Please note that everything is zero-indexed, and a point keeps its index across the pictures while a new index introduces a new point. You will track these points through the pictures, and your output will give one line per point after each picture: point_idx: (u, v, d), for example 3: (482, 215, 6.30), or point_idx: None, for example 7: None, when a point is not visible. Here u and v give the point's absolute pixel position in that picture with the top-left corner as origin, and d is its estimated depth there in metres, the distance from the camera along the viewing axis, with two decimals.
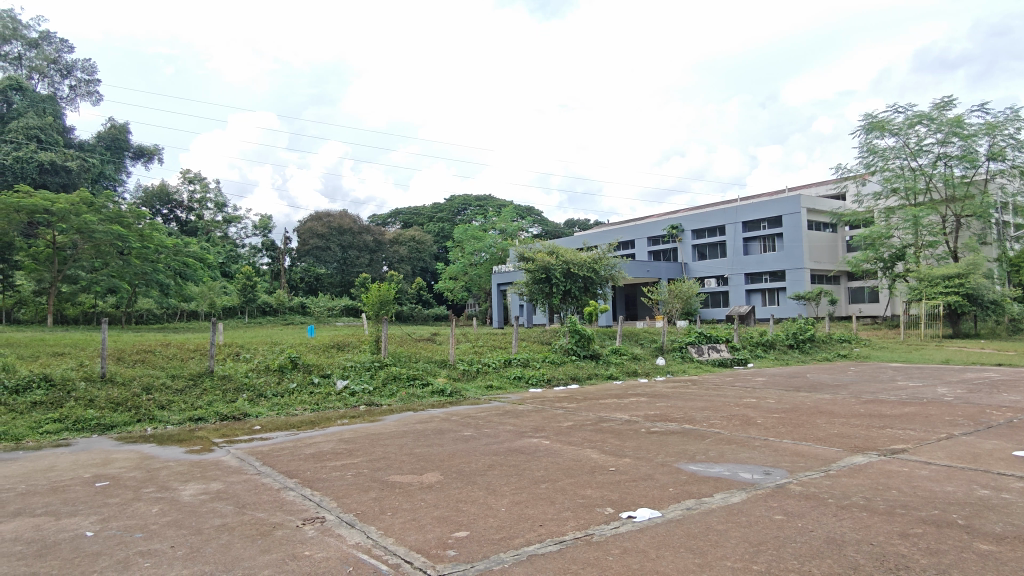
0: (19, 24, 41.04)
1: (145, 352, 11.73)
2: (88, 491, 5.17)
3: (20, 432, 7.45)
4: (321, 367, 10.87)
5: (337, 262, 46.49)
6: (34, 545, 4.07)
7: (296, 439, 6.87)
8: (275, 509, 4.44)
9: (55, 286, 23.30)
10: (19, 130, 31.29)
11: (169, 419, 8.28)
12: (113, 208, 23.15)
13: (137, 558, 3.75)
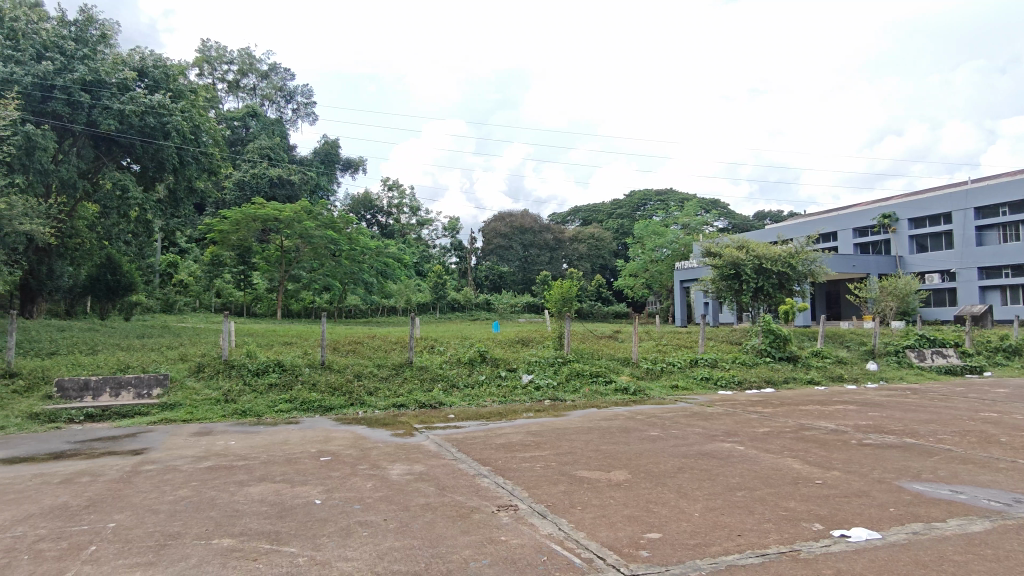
0: (254, 59, 47.86)
1: (355, 343, 13.06)
2: (316, 464, 5.89)
3: (261, 410, 8.74)
4: (508, 361, 11.32)
5: (519, 260, 48.26)
6: (275, 507, 4.73)
7: (487, 429, 7.23)
8: (471, 494, 4.70)
9: (283, 284, 26.79)
10: (255, 151, 36.67)
11: (376, 404, 9.16)
12: (327, 215, 26.11)
13: (357, 527, 4.19)
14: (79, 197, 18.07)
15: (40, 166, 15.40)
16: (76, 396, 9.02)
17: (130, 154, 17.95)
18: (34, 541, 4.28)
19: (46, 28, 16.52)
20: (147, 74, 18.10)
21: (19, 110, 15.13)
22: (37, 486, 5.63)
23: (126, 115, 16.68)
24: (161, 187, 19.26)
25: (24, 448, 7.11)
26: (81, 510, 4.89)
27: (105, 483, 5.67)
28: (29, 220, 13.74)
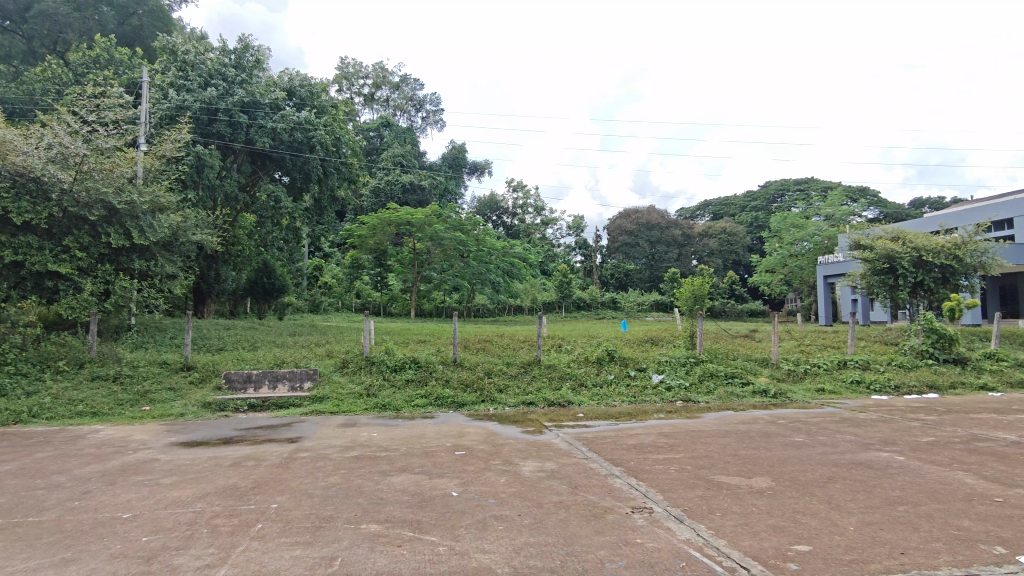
0: (388, 72, 50.57)
1: (485, 341, 13.44)
2: (452, 457, 6.12)
3: (399, 404, 9.24)
4: (637, 360, 11.14)
5: (646, 258, 47.42)
6: (416, 497, 4.97)
7: (617, 429, 7.16)
8: (604, 494, 4.66)
9: (416, 285, 28.00)
10: (388, 159, 38.83)
11: (506, 401, 9.36)
12: (456, 217, 27.11)
13: (493, 521, 4.30)
14: (240, 209, 20.00)
15: (208, 181, 17.29)
16: (240, 386, 10.05)
17: (281, 167, 19.64)
18: (211, 517, 4.81)
19: (211, 57, 18.52)
20: (295, 92, 19.67)
21: (191, 133, 17.07)
22: (211, 468, 6.32)
23: (278, 132, 18.26)
24: (307, 197, 20.85)
25: (200, 433, 8.01)
26: (248, 491, 5.42)
27: (267, 468, 6.24)
28: (201, 231, 15.37)
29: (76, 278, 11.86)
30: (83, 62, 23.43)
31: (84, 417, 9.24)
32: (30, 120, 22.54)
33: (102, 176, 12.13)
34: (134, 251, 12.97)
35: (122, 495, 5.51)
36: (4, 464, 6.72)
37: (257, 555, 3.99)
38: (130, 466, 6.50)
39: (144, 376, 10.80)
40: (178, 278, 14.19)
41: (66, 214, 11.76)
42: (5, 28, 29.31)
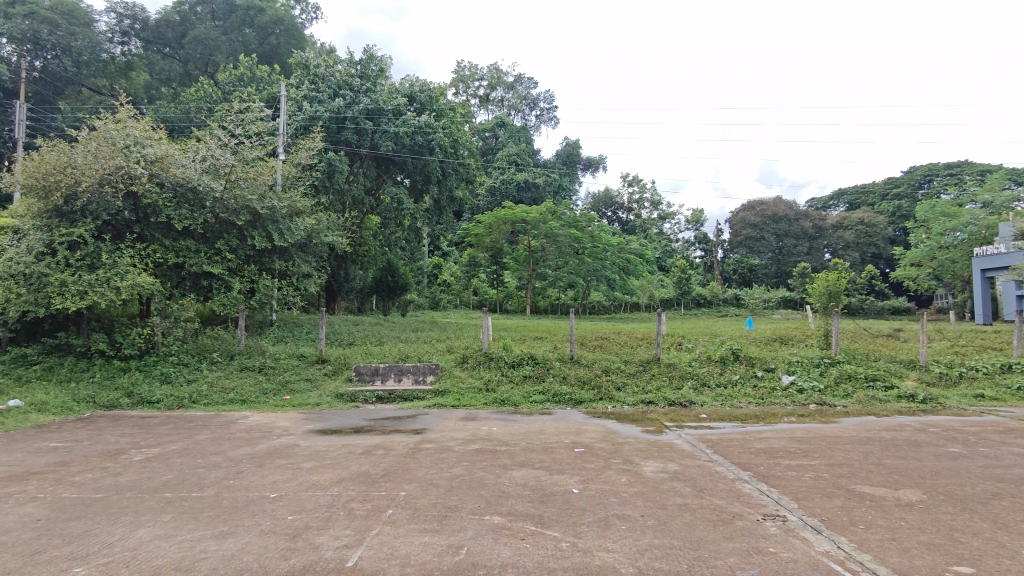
0: (502, 73, 51.43)
1: (603, 338, 13.33)
2: (571, 454, 6.13)
3: (518, 399, 9.39)
4: (764, 360, 10.61)
5: (772, 251, 45.04)
6: (537, 492, 5.02)
7: (744, 432, 6.85)
8: (733, 499, 4.48)
9: (531, 282, 28.33)
10: (504, 158, 39.53)
11: (625, 399, 9.23)
12: (571, 214, 27.04)
13: (616, 520, 4.26)
14: (366, 211, 21.05)
15: (338, 186, 18.45)
16: (368, 378, 10.61)
17: (403, 170, 20.55)
18: (347, 500, 5.13)
19: (339, 70, 19.72)
20: (415, 98, 20.49)
21: (323, 141, 18.30)
22: (346, 455, 6.74)
23: (400, 136, 19.14)
24: (427, 198, 21.60)
25: (334, 422, 8.57)
26: (379, 478, 5.74)
27: (395, 457, 6.56)
28: (332, 233, 16.40)
29: (226, 277, 13.05)
30: (230, 81, 25.77)
31: (234, 404, 10.18)
32: (187, 135, 25.12)
33: (248, 184, 13.32)
34: (275, 253, 14.05)
35: (269, 476, 6.01)
36: (171, 444, 7.55)
37: (389, 539, 4.20)
38: (275, 450, 7.08)
39: (284, 367, 11.72)
40: (312, 277, 15.20)
41: (218, 219, 13.00)
42: (165, 54, 32.84)
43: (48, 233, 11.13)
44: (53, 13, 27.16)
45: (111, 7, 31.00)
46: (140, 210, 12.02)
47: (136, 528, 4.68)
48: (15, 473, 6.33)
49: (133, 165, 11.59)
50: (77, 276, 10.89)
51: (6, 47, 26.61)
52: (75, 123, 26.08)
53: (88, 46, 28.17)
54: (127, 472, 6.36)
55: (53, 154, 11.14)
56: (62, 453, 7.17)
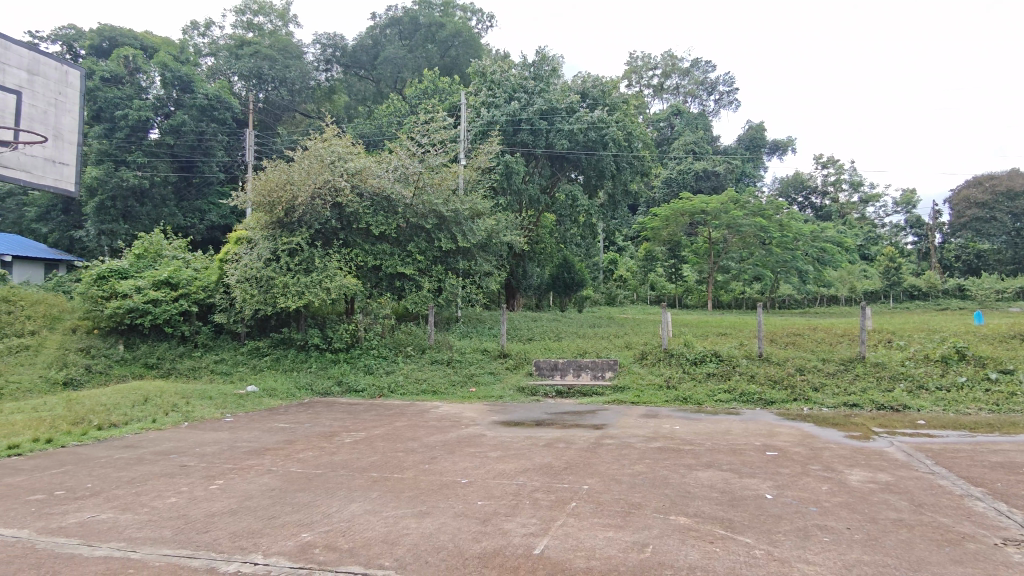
0: (677, 58, 49.80)
1: (795, 335, 12.35)
2: (763, 458, 5.77)
3: (702, 398, 9.05)
4: (999, 361, 9.13)
5: (1007, 234, 38.53)
6: (726, 494, 4.79)
7: (975, 442, 5.96)
8: (961, 518, 3.92)
9: (713, 275, 27.03)
10: (680, 147, 38.27)
11: (824, 401, 8.48)
12: (756, 202, 25.27)
13: (816, 530, 3.94)
14: (542, 210, 21.46)
15: (515, 186, 19.08)
16: (548, 373, 10.83)
17: (577, 167, 20.71)
18: (533, 490, 5.29)
19: (514, 74, 20.38)
20: (588, 94, 20.55)
21: (500, 144, 19.09)
22: (529, 446, 6.96)
23: (574, 133, 19.37)
24: (602, 194, 21.49)
25: (517, 414, 8.90)
26: (562, 471, 5.84)
27: (577, 451, 6.65)
28: (510, 232, 17.01)
29: (417, 277, 14.04)
30: (416, 94, 27.79)
31: (427, 394, 10.99)
32: (380, 149, 27.59)
33: (434, 190, 14.27)
34: (459, 253, 14.78)
35: (460, 463, 6.40)
36: (375, 429, 8.34)
37: (574, 531, 4.27)
38: (465, 439, 7.52)
39: (470, 361, 12.42)
40: (493, 276, 15.71)
41: (408, 224, 14.06)
42: (361, 75, 36.25)
43: (273, 242, 12.79)
44: (272, 51, 31.44)
45: (316, 39, 35.41)
46: (344, 218, 13.41)
47: (350, 502, 5.24)
48: (254, 448, 7.40)
49: (338, 179, 12.98)
50: (296, 279, 12.47)
51: (238, 84, 31.14)
52: (291, 144, 29.89)
53: (299, 76, 32.07)
54: (340, 452, 7.14)
55: (276, 172, 12.79)
56: (289, 432, 8.25)
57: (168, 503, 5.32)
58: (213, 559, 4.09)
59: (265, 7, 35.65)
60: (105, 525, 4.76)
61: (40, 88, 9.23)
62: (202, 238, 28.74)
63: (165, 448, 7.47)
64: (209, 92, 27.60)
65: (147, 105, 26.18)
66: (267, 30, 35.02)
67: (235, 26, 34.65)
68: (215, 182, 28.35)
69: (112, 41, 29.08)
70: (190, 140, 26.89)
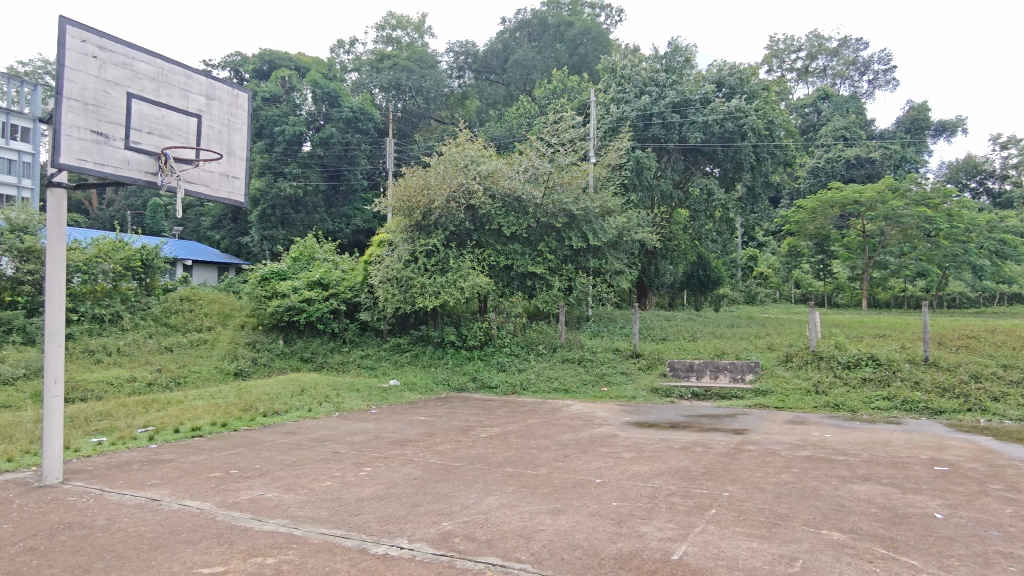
0: (824, 38, 46.36)
1: (969, 337, 11.04)
2: (930, 473, 5.22)
3: (856, 404, 8.36)
4: None
5: None
6: (887, 511, 4.39)
7: None
8: None
9: (868, 271, 24.80)
10: (828, 134, 35.57)
11: (1006, 413, 7.53)
12: (919, 191, 22.82)
13: (998, 557, 3.50)
14: (675, 205, 20.80)
15: (647, 182, 18.73)
16: (683, 374, 10.48)
17: (713, 160, 19.85)
18: (669, 494, 5.16)
19: (644, 67, 19.98)
20: (724, 83, 19.69)
21: (631, 140, 18.78)
22: (665, 449, 6.79)
23: (709, 125, 18.64)
24: (740, 187, 20.47)
25: (652, 415, 8.70)
26: (700, 476, 5.64)
27: (716, 455, 6.39)
28: (641, 229, 16.66)
29: (548, 276, 14.11)
30: (545, 95, 28.05)
31: (559, 393, 11.07)
32: (511, 150, 28.17)
33: (564, 189, 14.28)
34: (589, 251, 14.69)
35: (593, 462, 6.37)
36: (509, 425, 8.52)
37: (714, 538, 4.11)
38: (598, 438, 7.48)
39: (602, 360, 12.35)
40: (624, 274, 15.37)
41: (538, 224, 14.21)
42: (492, 80, 37.06)
43: (412, 243, 13.47)
44: (409, 63, 33.16)
45: (449, 47, 36.90)
46: (477, 219, 13.83)
47: (487, 495, 5.40)
48: (397, 439, 7.84)
49: (471, 181, 13.41)
50: (433, 279, 13.08)
51: (379, 95, 33.20)
52: (427, 150, 31.32)
53: (434, 84, 33.53)
54: (476, 446, 7.38)
55: (414, 178, 13.43)
56: (428, 425, 8.65)
57: (324, 486, 5.78)
58: (363, 540, 4.38)
59: (403, 22, 37.63)
60: (270, 503, 5.25)
61: (203, 127, 7.42)
62: (349, 241, 30.77)
63: (320, 435, 8.13)
64: (354, 105, 29.77)
65: (300, 120, 28.64)
66: (404, 43, 36.94)
67: (376, 41, 36.92)
68: (359, 189, 30.28)
69: (272, 63, 32.03)
70: (338, 151, 29.00)
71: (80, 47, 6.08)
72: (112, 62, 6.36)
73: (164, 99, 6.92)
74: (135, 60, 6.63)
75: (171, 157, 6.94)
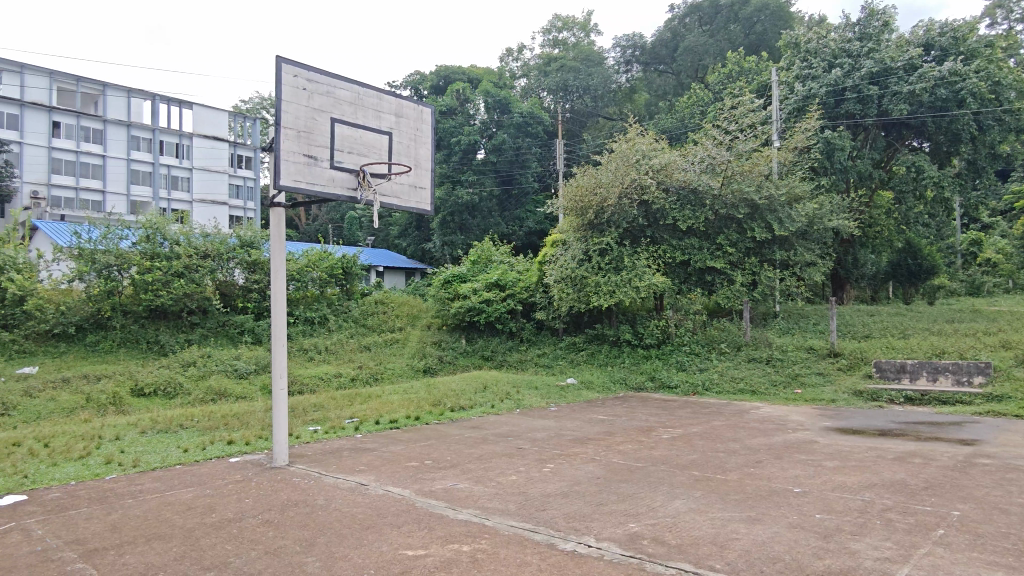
0: None
1: None
2: None
3: None
4: None
5: None
6: None
7: None
8: None
9: None
10: None
11: None
12: None
13: None
14: (875, 187, 18.68)
15: (840, 164, 17.07)
16: (893, 376, 9.41)
17: (923, 133, 17.55)
18: (883, 509, 4.62)
19: (834, 38, 18.14)
20: (934, 45, 17.34)
21: (820, 119, 17.23)
22: (875, 459, 6.11)
23: (917, 94, 16.54)
24: (958, 161, 17.89)
25: (856, 421, 7.87)
26: (921, 491, 4.99)
27: (939, 468, 5.61)
28: (836, 216, 15.20)
29: (728, 271, 13.36)
30: (720, 79, 26.68)
31: (745, 394, 10.45)
32: (684, 141, 27.24)
33: (744, 177, 13.49)
34: (775, 243, 13.67)
35: (790, 469, 5.90)
36: (693, 427, 8.20)
37: (946, 564, 3.60)
38: (793, 444, 6.93)
39: (793, 360, 11.46)
40: (817, 266, 14.10)
41: (718, 216, 13.54)
42: (661, 70, 36.01)
43: (585, 242, 13.50)
44: (576, 63, 33.38)
45: (616, 42, 36.60)
46: (651, 215, 13.52)
47: (674, 498, 5.23)
48: (578, 437, 7.89)
49: (644, 176, 13.17)
50: (607, 278, 13.02)
51: (547, 98, 33.89)
52: (596, 148, 31.36)
53: (602, 82, 33.45)
54: (659, 447, 7.19)
55: (586, 178, 13.45)
56: (608, 424, 8.61)
57: (510, 480, 5.98)
58: (551, 536, 4.46)
59: (569, 22, 37.95)
60: (462, 494, 5.55)
61: (393, 143, 8.03)
62: (522, 243, 31.60)
63: (504, 431, 8.44)
64: (524, 110, 30.62)
65: (474, 130, 30.16)
66: (571, 44, 37.25)
67: (543, 45, 37.65)
68: (531, 192, 31.03)
69: (447, 78, 34.01)
70: (509, 156, 30.03)
71: (293, 81, 6.90)
72: (318, 92, 7.13)
73: (361, 120, 7.61)
74: (336, 87, 7.37)
75: (369, 173, 7.62)
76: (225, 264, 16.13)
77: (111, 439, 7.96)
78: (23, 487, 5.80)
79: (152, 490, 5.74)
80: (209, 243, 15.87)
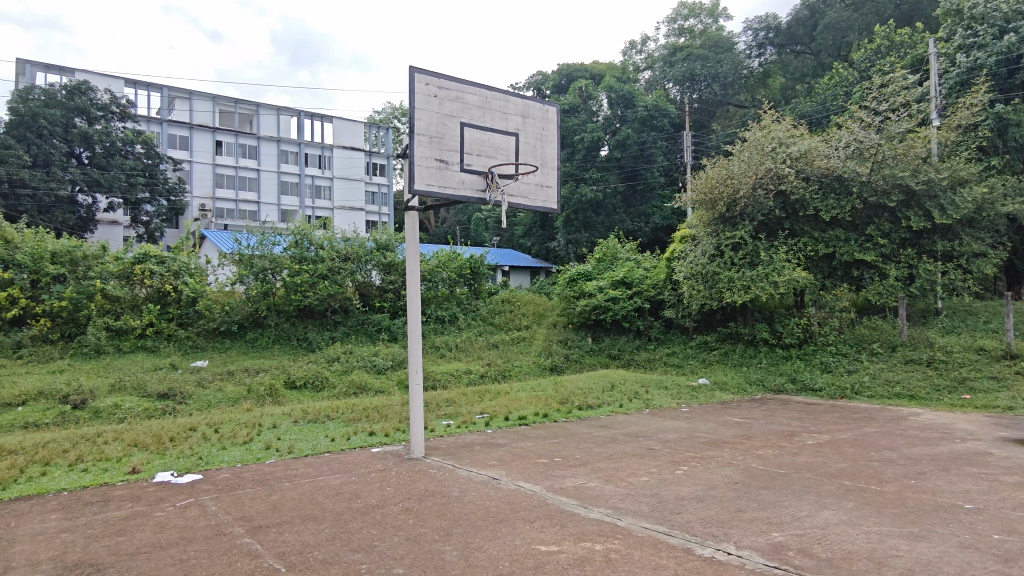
0: None
1: None
2: None
3: None
4: None
5: None
6: None
7: None
8: None
9: None
10: None
11: None
12: None
13: None
14: None
15: (1015, 142, 15.19)
16: None
17: None
18: None
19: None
20: None
21: (989, 92, 15.37)
22: None
23: None
24: None
25: None
26: None
27: None
28: (1011, 201, 13.48)
29: (880, 264, 12.24)
30: (866, 56, 24.50)
31: (903, 399, 9.54)
32: (824, 126, 25.38)
33: (898, 161, 12.31)
34: (935, 232, 12.36)
35: (959, 483, 5.31)
36: (842, 433, 7.61)
37: None
38: (962, 455, 6.23)
39: (960, 362, 10.34)
40: (987, 257, 12.62)
41: (866, 205, 12.45)
42: (799, 51, 33.74)
43: (717, 237, 12.97)
44: (702, 50, 32.27)
45: (748, 25, 34.88)
46: (790, 206, 12.71)
47: (823, 508, 4.88)
48: (712, 440, 7.59)
49: (780, 165, 12.41)
50: (741, 273, 12.36)
51: (673, 89, 33.23)
52: (727, 139, 29.96)
53: (731, 68, 31.98)
54: (804, 453, 6.75)
55: (716, 169, 12.91)
56: (744, 428, 8.21)
57: (642, 481, 5.87)
58: (688, 540, 4.32)
59: (696, 9, 36.68)
60: (593, 492, 5.52)
61: (520, 144, 8.15)
62: (648, 240, 30.86)
63: (634, 431, 8.30)
64: (649, 103, 29.79)
65: (597, 127, 30.02)
66: (698, 31, 35.91)
67: (668, 35, 36.67)
68: (656, 186, 30.11)
69: (569, 77, 34.07)
70: (634, 151, 29.52)
71: (425, 89, 7.23)
72: (449, 98, 7.41)
73: (489, 123, 7.79)
74: (465, 92, 7.61)
75: (497, 175, 7.78)
76: (364, 266, 17.25)
77: (270, 427, 8.77)
78: (199, 468, 6.53)
79: (305, 474, 6.25)
80: (350, 246, 17.09)
